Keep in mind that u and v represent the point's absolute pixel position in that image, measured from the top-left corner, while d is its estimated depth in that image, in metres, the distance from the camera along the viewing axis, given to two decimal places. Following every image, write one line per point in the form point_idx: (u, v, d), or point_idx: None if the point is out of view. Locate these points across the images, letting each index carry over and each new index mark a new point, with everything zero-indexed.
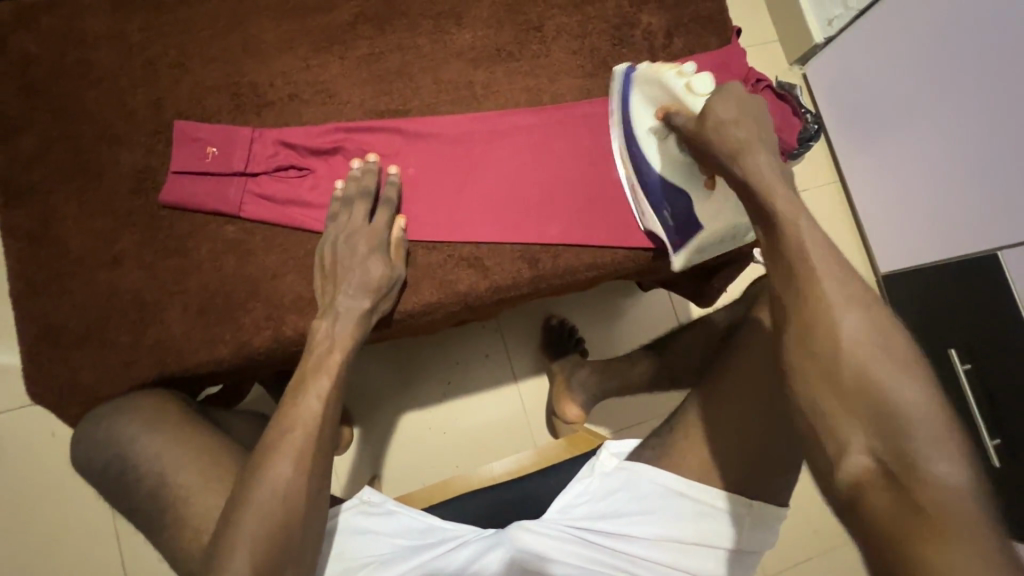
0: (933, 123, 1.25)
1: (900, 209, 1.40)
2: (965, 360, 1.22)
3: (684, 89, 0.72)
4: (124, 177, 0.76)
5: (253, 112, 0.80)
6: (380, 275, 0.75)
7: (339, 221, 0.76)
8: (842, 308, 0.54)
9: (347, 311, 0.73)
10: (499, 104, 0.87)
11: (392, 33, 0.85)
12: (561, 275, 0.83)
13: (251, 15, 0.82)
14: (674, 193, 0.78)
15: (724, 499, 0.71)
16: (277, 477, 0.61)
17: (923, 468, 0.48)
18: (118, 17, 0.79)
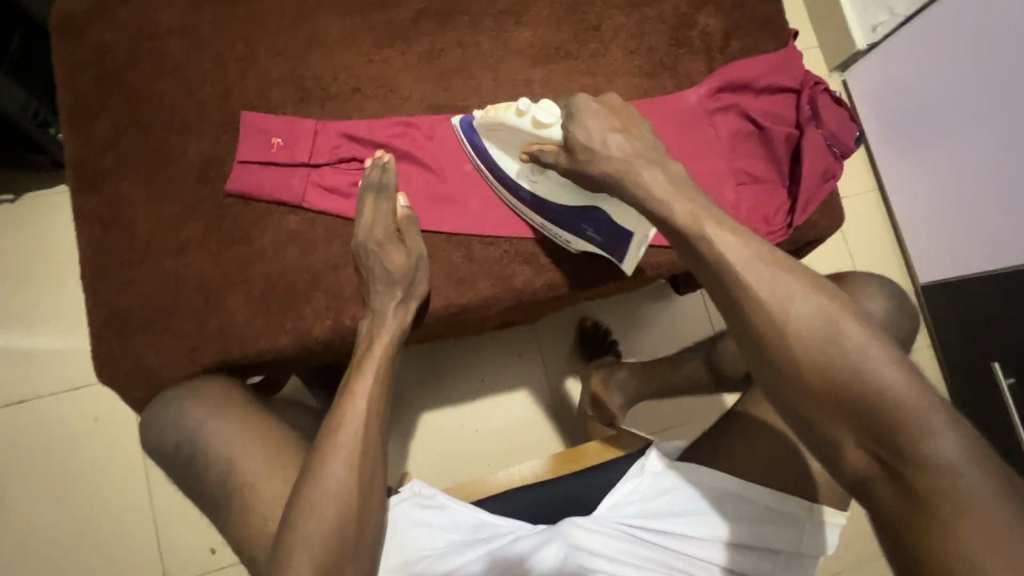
0: (978, 132, 1.23)
1: (942, 220, 1.37)
2: (1010, 374, 1.21)
3: (532, 123, 0.73)
4: (192, 166, 0.78)
5: (317, 105, 0.82)
6: (401, 263, 0.75)
7: (365, 216, 0.77)
8: (789, 303, 0.54)
9: (385, 303, 0.74)
10: (556, 103, 0.87)
11: (453, 30, 0.86)
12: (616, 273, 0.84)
13: (317, 9, 0.83)
14: (583, 213, 0.77)
15: (784, 503, 0.73)
16: (334, 481, 0.63)
17: (913, 451, 0.50)
18: (189, 9, 0.81)
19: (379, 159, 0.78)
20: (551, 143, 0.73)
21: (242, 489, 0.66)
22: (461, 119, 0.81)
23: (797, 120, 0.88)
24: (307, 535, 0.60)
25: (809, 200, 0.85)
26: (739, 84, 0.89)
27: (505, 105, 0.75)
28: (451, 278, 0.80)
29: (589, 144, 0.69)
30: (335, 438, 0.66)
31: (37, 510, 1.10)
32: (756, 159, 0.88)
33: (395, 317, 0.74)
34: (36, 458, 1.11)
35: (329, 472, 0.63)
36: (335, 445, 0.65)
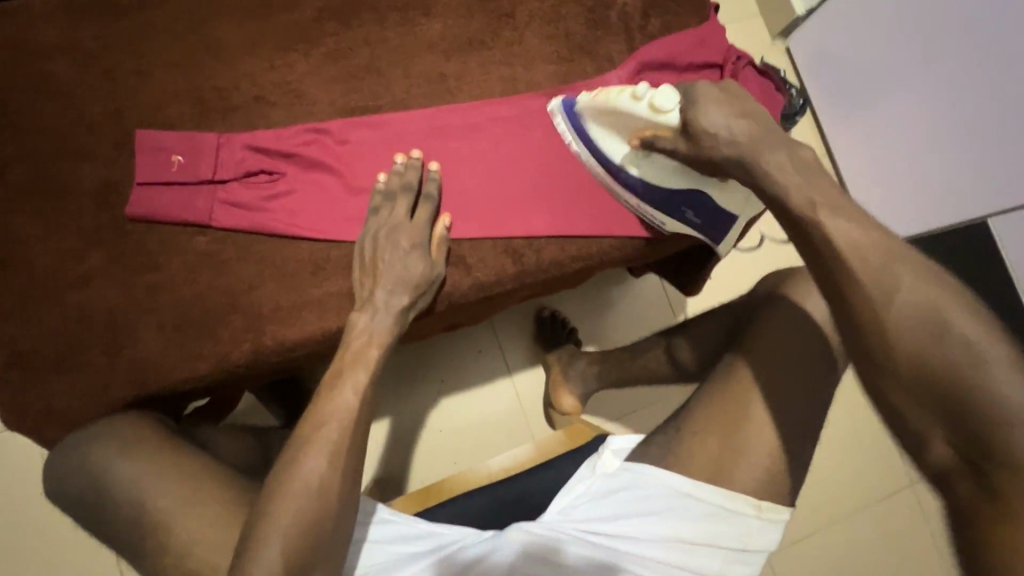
0: (936, 80, 1.18)
1: (891, 183, 1.30)
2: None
3: (649, 109, 0.69)
4: (88, 192, 0.74)
5: (218, 117, 0.78)
6: (420, 269, 0.74)
7: (385, 216, 0.76)
8: (896, 289, 0.51)
9: (386, 300, 0.72)
10: (474, 96, 0.84)
11: (359, 27, 0.82)
12: (545, 269, 0.82)
13: (211, 14, 0.79)
14: (689, 197, 0.78)
15: (734, 501, 0.70)
16: (309, 473, 0.59)
17: (1011, 453, 0.47)
18: (70, 24, 0.76)
19: (416, 160, 0.77)
20: (668, 130, 0.68)
21: (161, 528, 0.64)
22: (562, 102, 0.79)
23: None
24: (274, 531, 0.56)
25: None
26: (660, 63, 0.87)
27: (616, 89, 0.71)
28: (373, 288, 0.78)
29: (709, 126, 0.63)
30: (314, 432, 0.62)
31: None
32: None
33: (398, 320, 0.72)
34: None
35: (307, 463, 0.60)
36: (315, 436, 0.62)
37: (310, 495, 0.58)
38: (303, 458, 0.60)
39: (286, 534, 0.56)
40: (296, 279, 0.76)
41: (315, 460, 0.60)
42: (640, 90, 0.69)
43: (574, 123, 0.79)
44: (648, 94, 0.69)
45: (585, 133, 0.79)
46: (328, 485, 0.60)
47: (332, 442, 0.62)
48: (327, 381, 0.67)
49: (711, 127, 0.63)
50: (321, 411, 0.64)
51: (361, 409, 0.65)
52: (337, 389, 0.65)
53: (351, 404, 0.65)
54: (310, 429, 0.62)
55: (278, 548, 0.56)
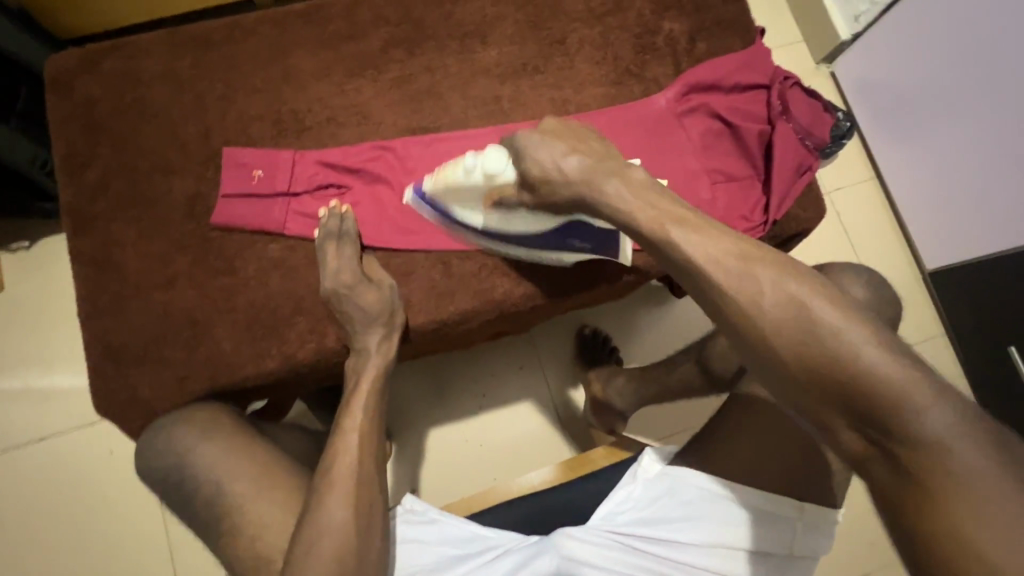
0: (987, 114, 1.19)
1: (955, 200, 1.32)
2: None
3: (483, 176, 0.74)
4: (177, 203, 0.81)
5: (294, 136, 0.85)
6: (376, 301, 0.76)
7: (327, 265, 0.77)
8: (762, 285, 0.53)
9: (371, 343, 0.76)
10: (526, 117, 0.89)
11: (422, 56, 0.89)
12: (590, 280, 0.86)
13: (291, 46, 0.87)
14: (562, 229, 0.76)
15: (778, 503, 0.73)
16: (332, 517, 0.63)
17: (905, 430, 0.47)
18: (171, 56, 0.86)
19: (334, 208, 0.79)
20: (508, 186, 0.74)
21: (228, 514, 0.68)
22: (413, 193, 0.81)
23: (768, 117, 0.89)
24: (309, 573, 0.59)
25: (782, 199, 0.86)
26: (707, 84, 0.90)
27: (452, 168, 0.76)
28: None
29: (545, 174, 0.69)
30: (328, 476, 0.66)
31: (36, 548, 1.11)
32: (730, 158, 0.89)
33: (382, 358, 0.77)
34: (36, 497, 1.13)
35: (327, 510, 0.63)
36: (332, 481, 0.65)
37: (329, 541, 0.61)
38: (322, 506, 0.64)
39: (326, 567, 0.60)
40: None
41: (337, 505, 0.64)
42: (470, 172, 0.75)
43: (422, 205, 0.81)
44: (477, 164, 0.75)
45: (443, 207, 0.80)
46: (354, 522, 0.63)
47: (347, 484, 0.65)
48: (332, 430, 0.71)
49: (546, 173, 0.69)
50: (333, 452, 0.69)
51: (365, 446, 0.70)
52: (345, 430, 0.70)
53: (357, 444, 0.69)
54: (326, 475, 0.66)
55: None
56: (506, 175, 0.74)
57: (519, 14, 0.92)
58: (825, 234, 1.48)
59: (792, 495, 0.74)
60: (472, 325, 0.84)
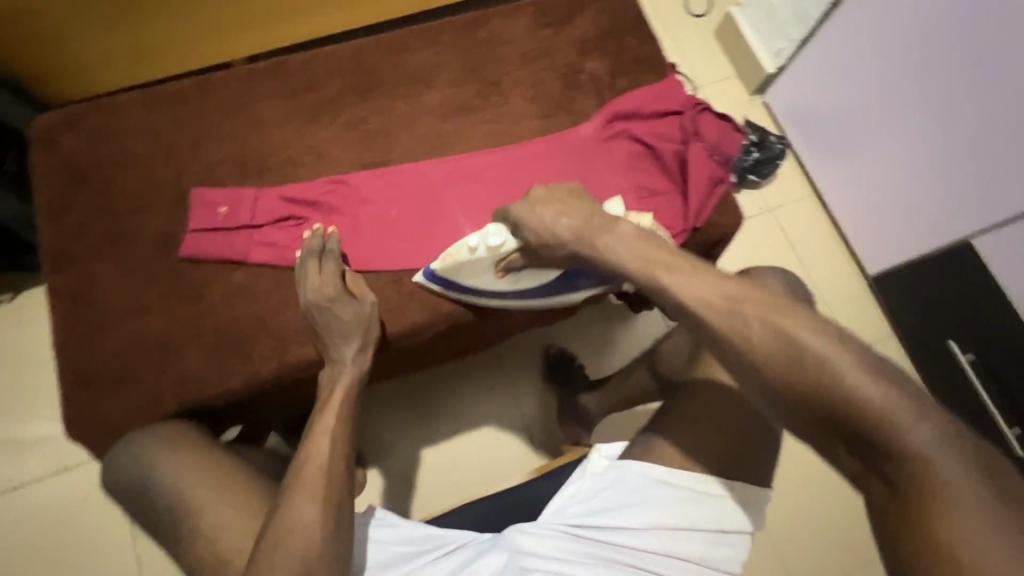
0: (937, 104, 1.24)
1: (892, 210, 1.42)
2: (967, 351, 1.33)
3: (487, 250, 0.87)
4: (150, 239, 0.89)
5: (258, 176, 0.94)
6: (351, 314, 0.83)
7: (310, 280, 0.84)
8: (748, 322, 0.60)
9: (340, 354, 0.82)
10: (467, 149, 0.99)
11: (373, 101, 1.00)
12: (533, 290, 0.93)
13: (256, 98, 0.98)
14: (567, 277, 0.92)
15: (706, 482, 0.77)
16: (301, 516, 0.66)
17: (895, 450, 0.53)
18: (148, 111, 0.96)
19: (318, 230, 0.87)
20: (513, 252, 0.88)
21: (191, 521, 0.72)
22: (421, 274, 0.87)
23: (683, 138, 1.00)
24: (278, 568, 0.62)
25: (701, 208, 0.96)
26: (627, 113, 1.01)
27: (453, 248, 0.86)
28: None
29: (544, 239, 0.83)
30: (299, 479, 0.70)
31: None
32: (653, 175, 0.99)
33: (354, 368, 0.82)
34: (10, 542, 1.14)
35: (299, 508, 0.67)
36: (303, 482, 0.69)
37: (300, 537, 0.65)
38: (294, 504, 0.67)
39: (293, 562, 0.63)
40: None
41: (306, 504, 0.67)
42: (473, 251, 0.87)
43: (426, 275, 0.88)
44: (480, 242, 0.87)
45: (452, 284, 0.88)
46: (324, 520, 0.66)
47: (315, 486, 0.69)
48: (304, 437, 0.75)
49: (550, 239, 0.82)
50: (302, 459, 0.72)
51: (336, 450, 0.74)
52: (316, 437, 0.74)
53: (328, 451, 0.73)
54: (297, 478, 0.70)
55: None
56: (508, 244, 0.87)
57: (459, 61, 1.04)
58: (770, 247, 1.59)
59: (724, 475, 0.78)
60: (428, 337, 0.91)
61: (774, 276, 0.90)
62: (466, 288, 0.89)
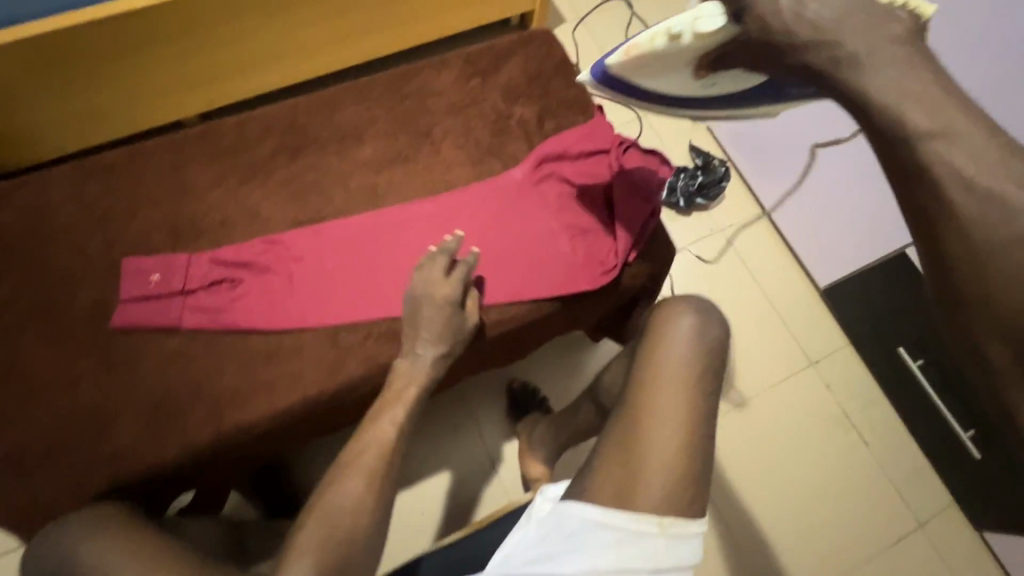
0: (960, 60, 1.01)
1: None
2: (917, 357, 1.41)
3: (688, 28, 0.56)
4: (80, 311, 0.88)
5: (191, 240, 0.95)
6: (447, 326, 0.87)
7: (427, 278, 0.89)
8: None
9: (421, 351, 0.86)
10: (401, 199, 1.01)
11: (305, 158, 1.02)
12: (469, 335, 0.94)
13: (187, 162, 0.99)
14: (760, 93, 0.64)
15: (637, 521, 0.75)
16: (348, 493, 0.70)
17: None
18: (77, 183, 0.96)
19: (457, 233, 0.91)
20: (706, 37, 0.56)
21: None
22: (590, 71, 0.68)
23: (610, 176, 1.03)
24: (306, 547, 0.64)
25: (630, 244, 1.00)
26: (554, 155, 1.04)
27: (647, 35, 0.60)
28: (265, 356, 0.88)
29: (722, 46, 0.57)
30: (356, 454, 0.75)
31: None
32: (584, 213, 1.02)
33: (433, 370, 0.86)
34: None
35: (347, 485, 0.71)
36: (357, 459, 0.74)
37: (342, 512, 0.68)
38: (342, 481, 0.71)
39: (318, 546, 0.65)
40: (251, 365, 0.88)
41: (354, 481, 0.71)
42: (676, 35, 0.58)
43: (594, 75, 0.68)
44: (687, 24, 0.57)
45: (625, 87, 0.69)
46: (363, 503, 0.70)
47: (369, 466, 0.73)
48: (369, 417, 0.81)
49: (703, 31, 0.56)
50: (360, 440, 0.77)
51: (395, 438, 0.78)
52: (377, 421, 0.79)
53: (390, 432, 0.78)
54: (351, 456, 0.74)
55: (309, 560, 0.63)
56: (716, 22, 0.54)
57: (390, 113, 1.06)
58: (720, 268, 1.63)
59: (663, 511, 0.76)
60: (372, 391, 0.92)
61: (682, 312, 0.92)
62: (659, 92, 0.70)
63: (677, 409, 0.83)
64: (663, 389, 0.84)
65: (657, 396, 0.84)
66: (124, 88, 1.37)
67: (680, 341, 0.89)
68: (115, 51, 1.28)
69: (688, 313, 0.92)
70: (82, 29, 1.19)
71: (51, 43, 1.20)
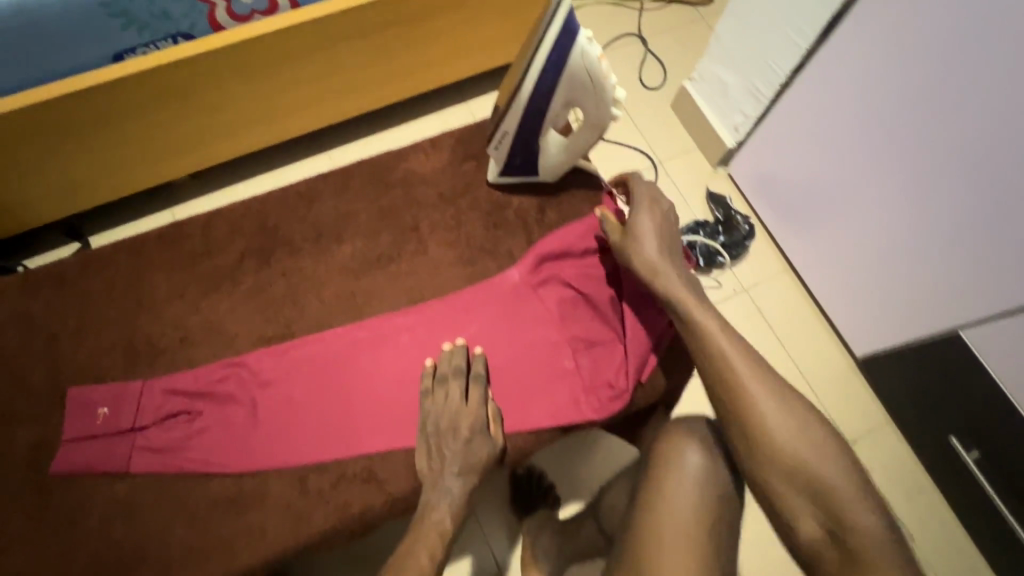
0: (946, 155, 1.05)
1: (872, 291, 1.31)
2: (972, 449, 1.23)
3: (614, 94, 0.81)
4: (18, 454, 0.79)
5: (146, 363, 0.84)
6: (474, 451, 0.79)
7: (435, 397, 0.82)
8: (797, 443, 0.68)
9: (451, 481, 0.78)
10: (382, 309, 0.90)
11: (276, 262, 0.91)
12: (459, 474, 0.78)
13: (147, 271, 0.90)
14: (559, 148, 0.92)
15: None
16: None
17: None
18: (25, 298, 0.87)
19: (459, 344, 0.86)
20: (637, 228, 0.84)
21: None
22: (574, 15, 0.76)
23: (623, 277, 0.91)
24: None
25: (643, 361, 0.87)
26: (556, 254, 0.92)
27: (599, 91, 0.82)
28: (222, 502, 0.78)
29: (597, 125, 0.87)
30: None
31: None
32: (590, 322, 0.89)
33: (463, 503, 0.78)
34: None
35: None
36: None
37: None
38: None
39: None
40: (208, 517, 0.77)
41: None
42: (607, 83, 0.79)
43: (569, 17, 0.76)
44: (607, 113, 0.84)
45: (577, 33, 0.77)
46: None
47: None
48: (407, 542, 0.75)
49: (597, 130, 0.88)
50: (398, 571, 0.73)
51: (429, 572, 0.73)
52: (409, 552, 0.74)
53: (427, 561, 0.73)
54: None
55: None
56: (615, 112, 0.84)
57: (372, 207, 0.96)
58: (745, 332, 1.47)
59: None
60: (345, 540, 0.80)
61: (689, 446, 0.79)
62: (556, 86, 0.80)
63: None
64: (668, 547, 0.73)
65: (660, 561, 0.72)
66: (106, 157, 1.27)
67: (685, 489, 0.76)
68: (100, 120, 1.19)
69: (692, 448, 0.79)
70: (72, 109, 1.14)
71: (38, 113, 1.11)
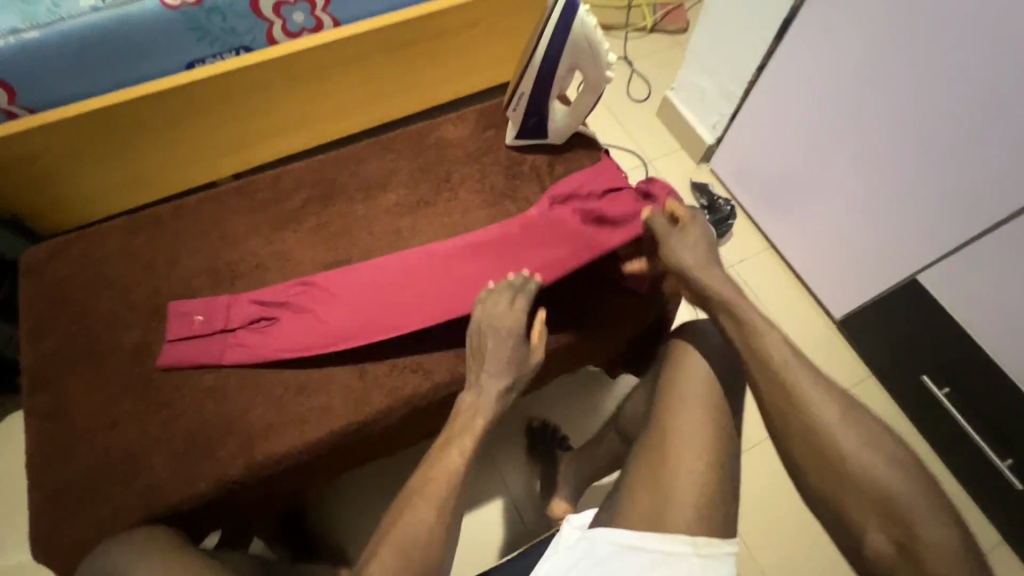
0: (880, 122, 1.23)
1: (842, 253, 1.46)
2: (943, 385, 1.34)
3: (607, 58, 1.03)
4: (124, 352, 0.94)
5: (228, 284, 1.02)
6: (515, 358, 0.92)
7: (490, 307, 0.95)
8: (814, 393, 0.76)
9: (489, 384, 0.90)
10: (422, 242, 1.08)
11: (333, 207, 1.10)
12: (497, 380, 0.90)
13: (227, 214, 1.08)
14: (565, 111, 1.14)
15: (670, 541, 0.74)
16: (421, 513, 0.76)
17: (919, 538, 0.65)
18: (128, 235, 1.05)
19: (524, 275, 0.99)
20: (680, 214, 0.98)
21: None
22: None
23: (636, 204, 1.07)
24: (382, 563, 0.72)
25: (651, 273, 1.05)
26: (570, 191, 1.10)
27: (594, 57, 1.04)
28: (293, 389, 0.92)
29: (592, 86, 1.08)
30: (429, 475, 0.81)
31: None
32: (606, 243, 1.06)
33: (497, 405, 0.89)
34: None
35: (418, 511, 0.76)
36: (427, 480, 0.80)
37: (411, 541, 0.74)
38: (415, 506, 0.77)
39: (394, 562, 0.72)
40: (283, 399, 0.91)
41: (427, 507, 0.77)
42: (601, 48, 1.01)
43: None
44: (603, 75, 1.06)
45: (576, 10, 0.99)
46: (434, 530, 0.76)
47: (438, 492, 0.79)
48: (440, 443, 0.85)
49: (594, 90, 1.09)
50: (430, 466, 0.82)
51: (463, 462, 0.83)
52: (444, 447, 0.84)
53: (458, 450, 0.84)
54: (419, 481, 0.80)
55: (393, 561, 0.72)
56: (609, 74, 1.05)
57: (411, 165, 1.16)
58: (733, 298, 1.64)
59: (687, 528, 0.75)
60: (397, 422, 0.94)
61: (693, 349, 0.90)
62: (562, 51, 1.03)
63: (695, 447, 0.81)
64: (682, 424, 0.83)
65: (668, 442, 0.82)
66: (170, 156, 1.43)
67: (692, 381, 0.87)
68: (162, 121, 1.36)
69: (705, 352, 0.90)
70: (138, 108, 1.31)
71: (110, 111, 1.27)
